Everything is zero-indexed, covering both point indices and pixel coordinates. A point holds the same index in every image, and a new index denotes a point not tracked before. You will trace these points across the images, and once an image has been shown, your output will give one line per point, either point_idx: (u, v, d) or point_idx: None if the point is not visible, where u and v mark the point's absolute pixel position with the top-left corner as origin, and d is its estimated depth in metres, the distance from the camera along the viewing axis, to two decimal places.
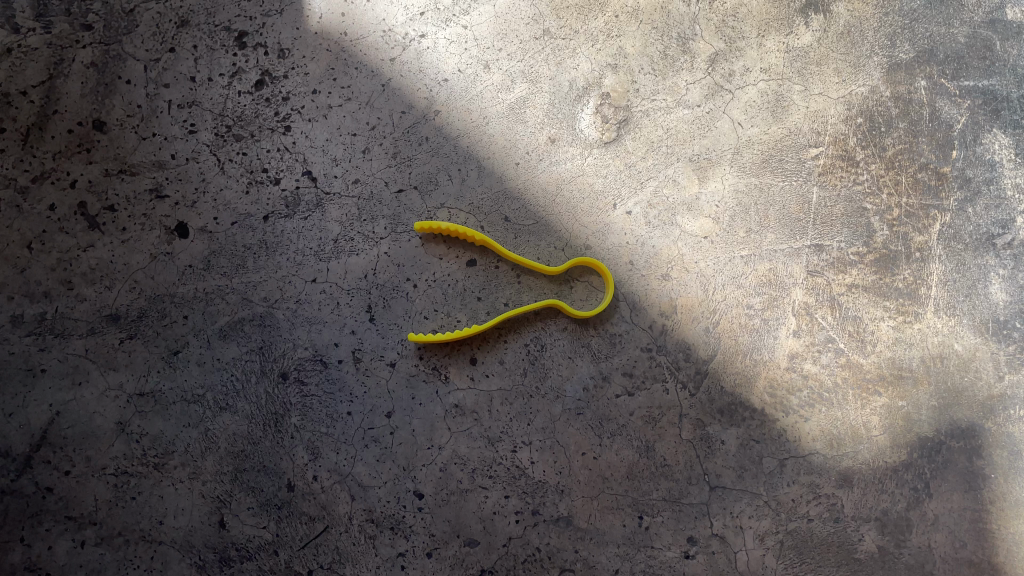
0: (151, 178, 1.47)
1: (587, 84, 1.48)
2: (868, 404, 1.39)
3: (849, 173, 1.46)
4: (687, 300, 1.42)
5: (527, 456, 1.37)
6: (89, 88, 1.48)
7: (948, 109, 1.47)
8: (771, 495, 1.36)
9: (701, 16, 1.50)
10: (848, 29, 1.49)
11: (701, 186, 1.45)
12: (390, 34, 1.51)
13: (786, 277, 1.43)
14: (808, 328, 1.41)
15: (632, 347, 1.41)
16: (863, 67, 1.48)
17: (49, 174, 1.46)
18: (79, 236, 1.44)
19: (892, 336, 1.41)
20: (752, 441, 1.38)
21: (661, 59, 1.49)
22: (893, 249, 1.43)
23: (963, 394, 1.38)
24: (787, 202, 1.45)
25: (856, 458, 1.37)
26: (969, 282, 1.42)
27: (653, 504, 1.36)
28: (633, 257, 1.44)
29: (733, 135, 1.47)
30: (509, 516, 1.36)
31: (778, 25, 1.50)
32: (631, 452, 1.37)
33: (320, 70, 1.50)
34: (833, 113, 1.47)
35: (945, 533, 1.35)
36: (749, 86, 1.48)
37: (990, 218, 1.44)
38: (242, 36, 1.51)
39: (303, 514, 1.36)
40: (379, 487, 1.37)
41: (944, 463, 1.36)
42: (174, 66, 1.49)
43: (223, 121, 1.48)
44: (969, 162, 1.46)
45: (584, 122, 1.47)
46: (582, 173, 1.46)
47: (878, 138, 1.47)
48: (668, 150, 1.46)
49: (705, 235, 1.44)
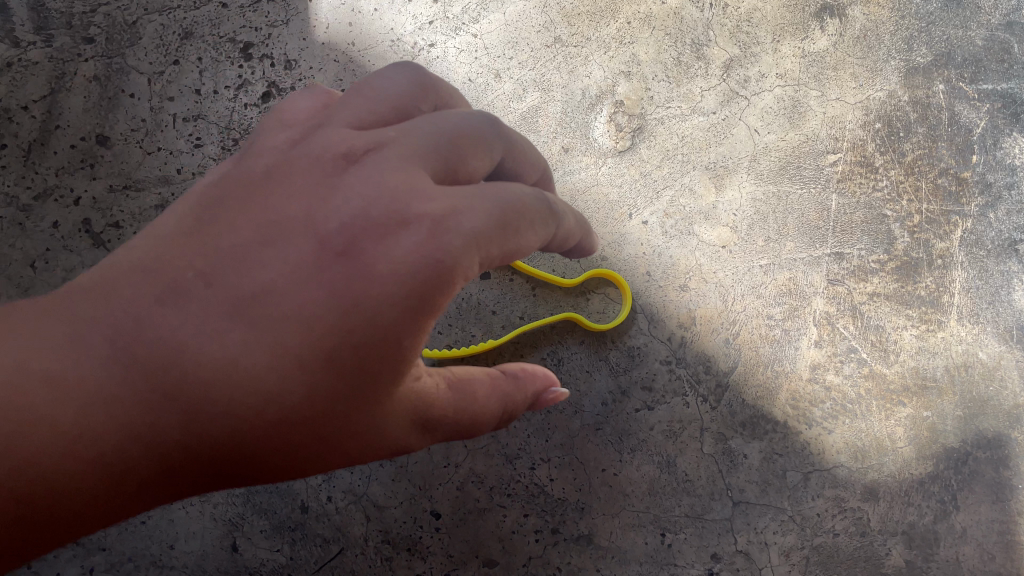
0: (156, 194, 1.44)
1: (600, 92, 1.46)
2: (892, 415, 1.36)
3: (868, 180, 1.43)
4: (706, 311, 1.39)
5: (545, 473, 1.35)
6: (92, 103, 1.46)
7: (967, 113, 1.45)
8: (796, 509, 1.33)
9: (714, 22, 1.47)
10: (863, 34, 1.47)
11: (717, 195, 1.42)
12: (399, 44, 1.48)
13: (806, 286, 1.40)
14: (830, 338, 1.39)
15: (651, 360, 1.38)
16: (880, 72, 1.46)
17: (52, 191, 1.43)
18: (83, 254, 1.41)
19: (915, 346, 1.38)
20: (776, 455, 1.35)
21: (675, 65, 1.46)
22: (915, 257, 1.41)
23: (989, 403, 1.36)
24: (806, 209, 1.42)
25: (881, 470, 1.34)
26: (991, 290, 1.40)
27: (676, 521, 1.34)
28: (650, 268, 1.41)
29: (750, 143, 1.44)
30: (529, 535, 1.33)
31: (793, 30, 1.47)
32: (651, 467, 1.35)
33: (328, 81, 1.46)
34: (851, 118, 1.45)
35: (973, 545, 1.33)
36: (765, 92, 1.45)
37: (1012, 223, 1.42)
38: (247, 48, 1.47)
39: (318, 536, 1.33)
40: (395, 508, 1.34)
41: (971, 474, 1.34)
42: (178, 79, 1.47)
43: (229, 135, 1.45)
44: (990, 167, 1.43)
45: (598, 131, 1.45)
46: (596, 183, 1.43)
47: (897, 143, 1.44)
48: (684, 158, 1.43)
49: (723, 244, 1.41)
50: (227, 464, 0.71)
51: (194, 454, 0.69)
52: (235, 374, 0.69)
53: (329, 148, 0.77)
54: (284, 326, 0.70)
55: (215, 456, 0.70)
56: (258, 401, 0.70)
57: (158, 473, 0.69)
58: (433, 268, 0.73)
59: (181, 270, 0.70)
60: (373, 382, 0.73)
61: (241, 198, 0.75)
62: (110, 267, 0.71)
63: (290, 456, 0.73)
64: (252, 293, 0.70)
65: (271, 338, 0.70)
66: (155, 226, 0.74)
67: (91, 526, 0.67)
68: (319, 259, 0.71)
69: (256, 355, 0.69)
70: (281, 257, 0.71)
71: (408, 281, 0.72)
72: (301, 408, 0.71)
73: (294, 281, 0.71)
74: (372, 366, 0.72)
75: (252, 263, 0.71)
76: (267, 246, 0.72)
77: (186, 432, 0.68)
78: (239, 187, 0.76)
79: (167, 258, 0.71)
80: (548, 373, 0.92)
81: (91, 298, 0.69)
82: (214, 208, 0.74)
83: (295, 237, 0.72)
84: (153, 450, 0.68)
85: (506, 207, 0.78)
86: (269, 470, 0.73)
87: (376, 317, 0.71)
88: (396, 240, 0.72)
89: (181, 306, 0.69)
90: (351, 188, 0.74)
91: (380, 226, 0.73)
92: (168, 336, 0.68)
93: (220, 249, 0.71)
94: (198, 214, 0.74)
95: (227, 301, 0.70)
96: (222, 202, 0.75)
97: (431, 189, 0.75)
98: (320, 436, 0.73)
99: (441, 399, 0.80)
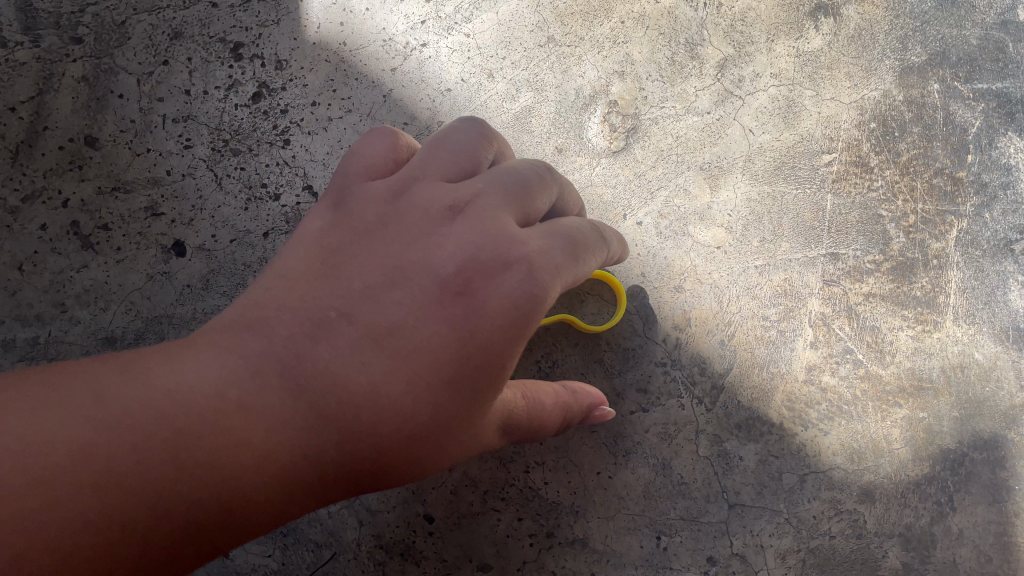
0: (146, 196, 1.42)
1: (594, 92, 1.45)
2: (888, 416, 1.36)
3: (863, 180, 1.42)
4: (700, 313, 1.38)
5: (540, 476, 1.34)
6: (81, 103, 1.44)
7: (963, 112, 1.44)
8: (792, 512, 1.33)
9: (709, 21, 1.46)
10: (858, 33, 1.46)
11: (712, 196, 1.41)
12: (391, 43, 1.47)
13: (801, 287, 1.39)
14: (825, 339, 1.38)
15: (646, 362, 1.37)
16: (875, 71, 1.45)
17: (40, 193, 1.42)
18: (72, 256, 1.41)
19: (911, 346, 1.38)
20: (771, 457, 1.34)
21: (669, 65, 1.45)
22: (910, 257, 1.40)
23: (986, 404, 1.35)
24: (801, 210, 1.41)
25: (878, 472, 1.34)
26: (987, 290, 1.39)
27: (671, 524, 1.33)
28: (645, 269, 1.40)
29: (744, 143, 1.43)
30: (523, 540, 1.33)
31: (787, 29, 1.46)
32: (646, 470, 1.34)
33: (319, 81, 1.45)
34: (846, 118, 1.44)
35: (970, 547, 1.32)
36: (759, 92, 1.44)
37: (1008, 223, 1.41)
38: (237, 48, 1.46)
39: (310, 541, 1.33)
40: (388, 512, 1.33)
41: (967, 476, 1.33)
42: (167, 80, 1.45)
43: (220, 136, 1.44)
44: (985, 167, 1.43)
45: (591, 131, 1.44)
46: (590, 183, 1.42)
47: (892, 143, 1.43)
48: (678, 159, 1.42)
49: (718, 245, 1.40)
50: (372, 466, 0.89)
51: (349, 453, 0.88)
52: (381, 390, 0.89)
53: (434, 205, 0.98)
54: (416, 348, 0.90)
55: (364, 456, 0.88)
56: (400, 413, 0.89)
57: (322, 472, 0.86)
58: (528, 300, 0.92)
59: (329, 311, 0.91)
60: (483, 390, 0.92)
61: (366, 250, 0.96)
62: (270, 311, 0.92)
63: (419, 455, 0.92)
64: (388, 326, 0.91)
65: (406, 358, 0.90)
66: (299, 276, 0.95)
67: (268, 521, 0.84)
68: (437, 296, 0.92)
69: (395, 372, 0.89)
70: (407, 295, 0.92)
71: (507, 308, 0.91)
72: (431, 413, 0.91)
73: (418, 314, 0.91)
74: (482, 378, 0.92)
75: (385, 301, 0.92)
76: (393, 288, 0.93)
77: (342, 436, 0.87)
78: (364, 242, 0.97)
79: (316, 302, 0.92)
80: (598, 395, 1.22)
81: (258, 334, 0.88)
82: (345, 262, 0.96)
83: (418, 283, 0.93)
84: (317, 454, 0.86)
85: (566, 245, 0.99)
86: (403, 470, 0.92)
87: (488, 342, 0.91)
88: (499, 277, 0.92)
89: (335, 337, 0.89)
90: (456, 239, 0.95)
91: (485, 268, 0.93)
92: (323, 361, 0.88)
93: (357, 293, 0.93)
94: (331, 264, 0.96)
95: (368, 332, 0.90)
96: (350, 255, 0.96)
97: (513, 234, 0.96)
98: (445, 435, 0.92)
99: (516, 402, 1.04)
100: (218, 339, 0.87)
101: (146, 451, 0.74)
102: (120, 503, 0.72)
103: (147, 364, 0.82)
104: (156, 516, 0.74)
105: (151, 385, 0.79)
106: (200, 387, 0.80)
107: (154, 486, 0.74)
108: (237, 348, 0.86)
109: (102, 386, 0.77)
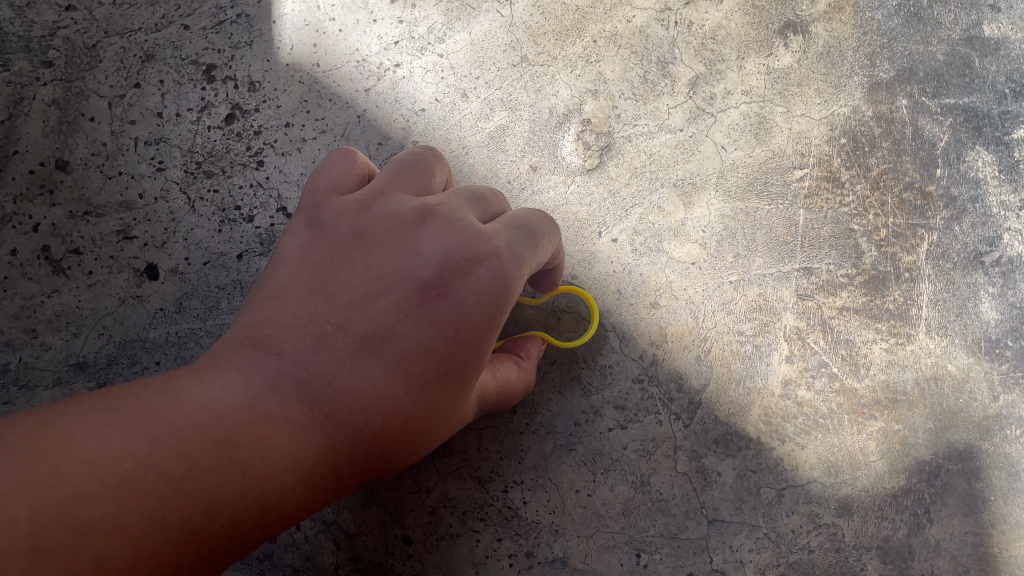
0: (117, 219, 1.41)
1: (568, 110, 1.45)
2: (865, 429, 1.37)
3: (835, 195, 1.44)
4: (676, 328, 1.39)
5: (518, 496, 1.33)
6: (51, 127, 1.43)
7: (930, 127, 1.47)
8: (771, 526, 1.33)
9: (680, 39, 1.47)
10: (827, 50, 1.48)
11: (686, 212, 1.42)
12: (364, 64, 1.47)
13: (776, 301, 1.40)
14: (800, 352, 1.39)
15: (623, 379, 1.37)
16: (844, 88, 1.47)
17: (10, 218, 1.41)
18: (43, 281, 1.39)
19: (885, 359, 1.39)
20: (749, 472, 1.35)
21: (641, 83, 1.46)
22: (882, 270, 1.42)
23: (960, 415, 1.38)
24: (774, 225, 1.42)
25: (855, 485, 1.35)
26: (958, 302, 1.42)
27: (650, 541, 1.33)
28: (621, 286, 1.40)
29: (717, 159, 1.44)
30: (502, 560, 1.32)
31: (757, 46, 1.48)
32: (625, 487, 1.34)
33: (292, 102, 1.45)
34: (817, 134, 1.45)
35: (948, 558, 1.34)
36: (731, 109, 1.46)
37: (977, 236, 1.44)
38: (210, 70, 1.45)
39: (287, 566, 1.32)
40: (366, 535, 1.33)
41: (943, 487, 1.35)
42: (139, 102, 1.45)
43: (193, 158, 1.43)
44: (954, 180, 1.46)
45: (566, 150, 1.44)
46: (565, 202, 1.43)
47: (862, 158, 1.45)
48: (652, 176, 1.43)
49: (692, 261, 1.41)
50: (376, 456, 0.96)
51: (360, 446, 0.94)
52: (383, 393, 0.94)
53: (406, 209, 1.00)
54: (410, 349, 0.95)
55: (372, 447, 0.95)
56: (398, 409, 0.95)
57: (339, 466, 0.93)
58: (503, 293, 0.96)
59: (323, 325, 0.94)
60: (466, 380, 0.98)
61: (350, 260, 0.97)
62: (266, 330, 0.94)
63: (416, 442, 0.99)
64: (379, 334, 0.94)
65: (402, 360, 0.95)
66: (291, 291, 0.97)
67: (296, 517, 0.90)
68: (423, 301, 0.95)
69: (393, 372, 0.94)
70: (394, 303, 0.95)
71: (487, 305, 0.95)
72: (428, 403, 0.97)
73: (407, 318, 0.95)
74: (467, 367, 0.98)
75: (375, 311, 0.95)
76: (380, 297, 0.95)
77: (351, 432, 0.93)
78: (344, 253, 0.98)
79: (309, 317, 0.95)
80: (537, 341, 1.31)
81: (257, 354, 0.91)
82: (331, 271, 0.97)
83: (403, 288, 0.95)
84: (333, 453, 0.92)
85: (525, 235, 1.02)
86: (402, 456, 0.99)
87: (472, 339, 0.96)
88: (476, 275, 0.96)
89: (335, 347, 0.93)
90: (432, 242, 0.96)
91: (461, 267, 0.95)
92: (322, 372, 0.92)
93: (345, 303, 0.95)
94: (318, 276, 0.97)
95: (363, 342, 0.94)
96: (335, 267, 0.98)
97: (484, 231, 0.99)
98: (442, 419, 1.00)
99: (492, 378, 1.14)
100: (223, 359, 0.90)
101: (184, 471, 0.78)
102: (179, 514, 0.78)
103: (167, 385, 0.84)
104: (210, 516, 0.80)
105: (173, 409, 0.81)
106: (221, 404, 0.84)
107: (203, 496, 0.79)
108: (243, 367, 0.89)
109: (131, 415, 0.79)
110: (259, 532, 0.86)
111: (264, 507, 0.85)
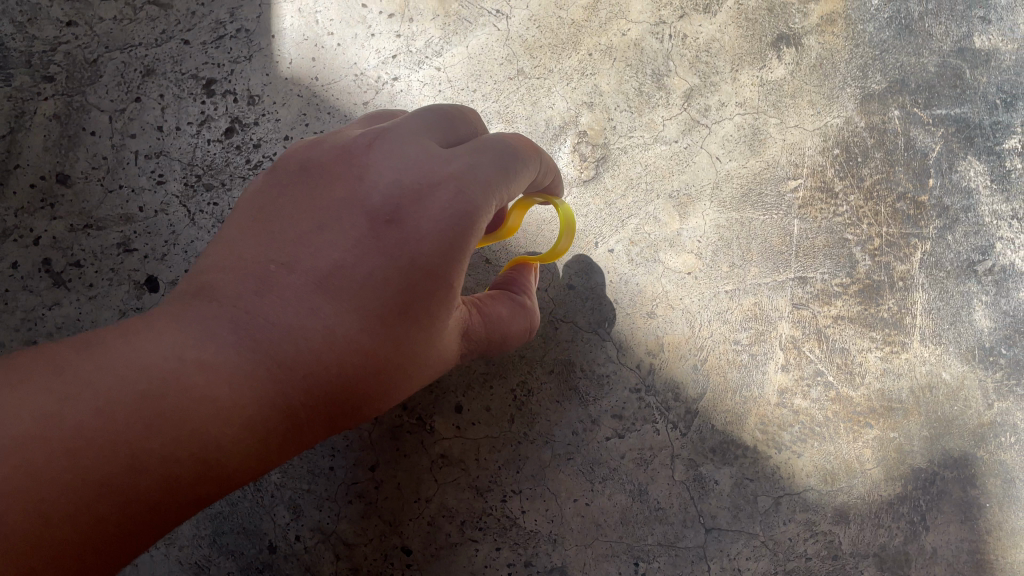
0: (118, 232, 1.43)
1: (564, 123, 1.47)
2: (860, 437, 1.38)
3: (829, 205, 1.45)
4: (673, 338, 1.40)
5: (517, 505, 1.34)
6: (52, 141, 1.45)
7: (922, 137, 1.49)
8: (768, 535, 1.34)
9: (674, 52, 1.49)
10: (819, 63, 1.50)
11: (682, 222, 1.43)
12: (362, 78, 1.49)
13: (771, 310, 1.41)
14: (796, 361, 1.40)
15: (621, 388, 1.37)
16: (837, 99, 1.49)
17: (12, 231, 1.43)
18: (44, 294, 1.41)
19: (880, 367, 1.41)
20: (746, 480, 1.36)
21: (637, 96, 1.47)
22: (876, 279, 1.44)
23: (955, 423, 1.39)
24: (769, 235, 1.44)
25: (851, 492, 1.36)
26: (952, 310, 1.43)
27: (648, 549, 1.34)
28: (617, 296, 1.41)
29: (712, 170, 1.45)
30: (501, 569, 1.33)
31: (751, 59, 1.49)
32: (623, 496, 1.35)
33: (291, 115, 1.46)
34: (811, 145, 1.47)
35: (944, 565, 1.36)
36: (725, 121, 1.47)
37: (970, 245, 1.45)
38: (210, 84, 1.47)
39: None
40: (365, 544, 1.34)
41: (939, 494, 1.36)
42: (140, 116, 1.46)
43: (193, 171, 1.44)
44: (946, 190, 1.47)
45: (562, 162, 1.46)
46: None
47: (855, 168, 1.47)
48: (648, 187, 1.44)
49: (688, 270, 1.42)
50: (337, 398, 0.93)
51: (312, 385, 0.91)
52: (333, 332, 0.91)
53: (353, 145, 0.97)
54: (355, 280, 0.92)
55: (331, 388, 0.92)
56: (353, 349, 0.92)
57: (289, 406, 0.90)
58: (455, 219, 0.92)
59: (268, 266, 0.92)
60: (425, 317, 0.94)
61: (297, 201, 0.96)
62: (213, 275, 0.93)
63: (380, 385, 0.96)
64: (325, 273, 0.91)
65: (347, 294, 0.92)
66: (240, 236, 0.96)
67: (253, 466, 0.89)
68: (369, 236, 0.92)
69: (338, 306, 0.91)
70: (340, 240, 0.92)
71: (438, 233, 0.91)
72: (382, 339, 0.93)
73: (348, 250, 0.92)
74: (424, 303, 0.94)
75: (320, 250, 0.92)
76: (325, 234, 0.92)
77: (297, 371, 0.90)
78: (292, 196, 0.96)
79: (256, 259, 0.93)
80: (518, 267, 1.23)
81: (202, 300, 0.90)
82: (278, 215, 0.95)
83: (349, 224, 0.92)
84: (283, 397, 0.89)
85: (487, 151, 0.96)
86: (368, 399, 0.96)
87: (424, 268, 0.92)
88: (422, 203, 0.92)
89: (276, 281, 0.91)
90: (378, 175, 0.93)
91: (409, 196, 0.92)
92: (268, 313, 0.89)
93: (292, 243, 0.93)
94: (265, 221, 0.96)
95: (309, 281, 0.91)
96: (283, 210, 0.96)
97: (438, 153, 0.94)
98: (403, 355, 0.95)
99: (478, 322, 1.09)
100: (166, 307, 0.90)
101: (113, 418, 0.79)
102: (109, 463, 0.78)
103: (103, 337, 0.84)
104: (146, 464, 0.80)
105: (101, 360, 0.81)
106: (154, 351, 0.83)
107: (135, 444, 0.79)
108: (185, 314, 0.88)
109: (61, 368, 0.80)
110: (221, 477, 0.86)
111: (204, 448, 0.83)
